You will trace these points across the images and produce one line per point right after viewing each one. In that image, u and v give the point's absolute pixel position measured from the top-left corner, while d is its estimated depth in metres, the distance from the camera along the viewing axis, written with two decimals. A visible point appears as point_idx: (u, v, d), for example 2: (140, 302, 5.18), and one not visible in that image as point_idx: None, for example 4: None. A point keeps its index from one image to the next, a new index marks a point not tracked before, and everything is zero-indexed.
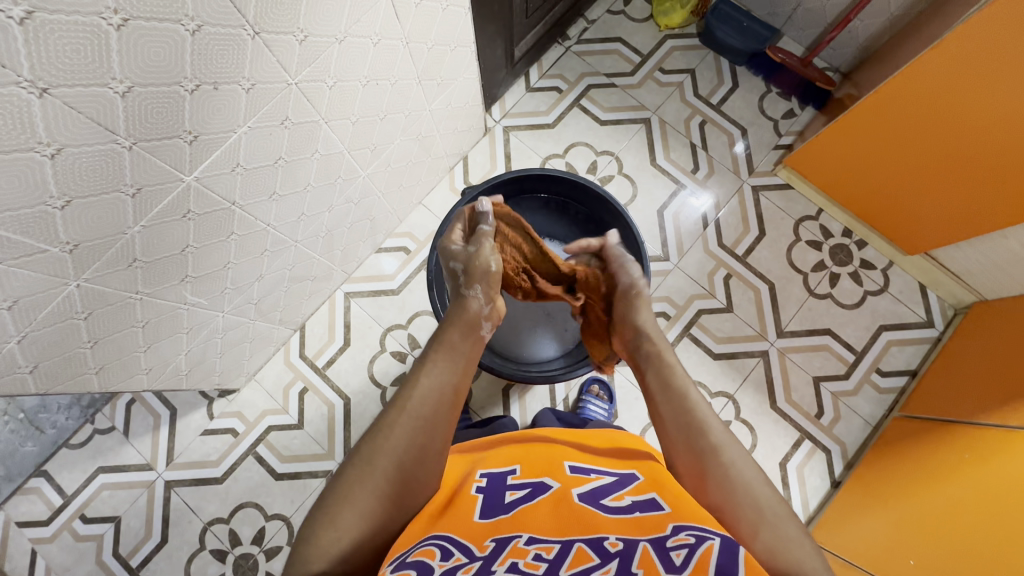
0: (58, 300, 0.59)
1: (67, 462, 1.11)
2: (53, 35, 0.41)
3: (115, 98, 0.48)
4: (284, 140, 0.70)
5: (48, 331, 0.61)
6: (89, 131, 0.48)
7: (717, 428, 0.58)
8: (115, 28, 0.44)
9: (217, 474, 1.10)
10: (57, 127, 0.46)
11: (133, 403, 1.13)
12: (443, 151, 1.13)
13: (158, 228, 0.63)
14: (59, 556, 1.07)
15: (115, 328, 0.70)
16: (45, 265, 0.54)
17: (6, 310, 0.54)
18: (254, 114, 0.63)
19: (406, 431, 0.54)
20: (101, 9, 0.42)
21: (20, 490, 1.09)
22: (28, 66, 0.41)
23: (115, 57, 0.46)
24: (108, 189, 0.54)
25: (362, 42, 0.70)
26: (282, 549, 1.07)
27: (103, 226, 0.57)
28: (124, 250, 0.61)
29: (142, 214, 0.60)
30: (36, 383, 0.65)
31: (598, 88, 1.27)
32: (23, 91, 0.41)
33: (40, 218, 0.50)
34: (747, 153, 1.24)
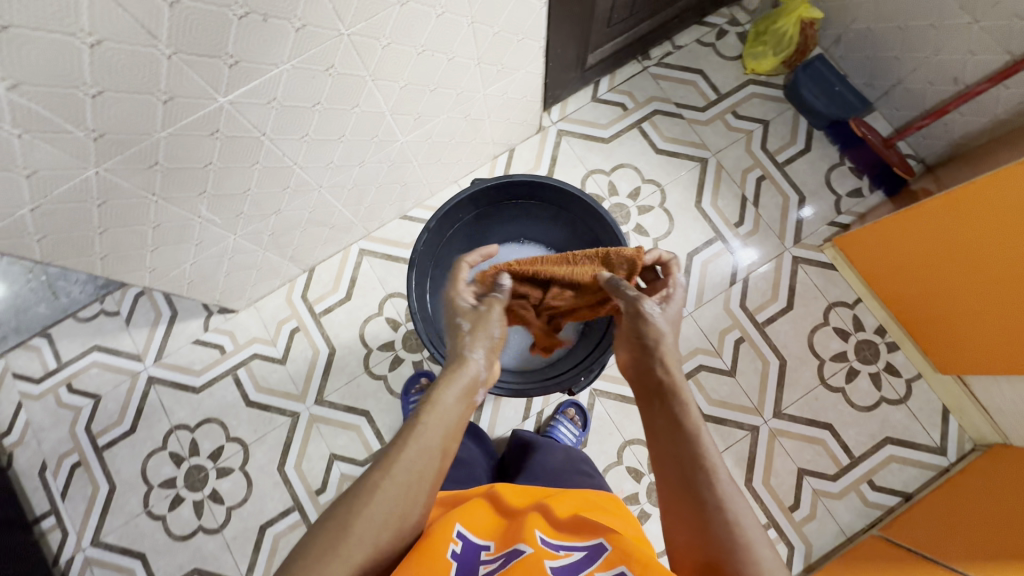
0: (76, 181, 0.62)
1: (70, 332, 1.17)
2: None
3: (161, 6, 0.49)
4: (326, 86, 0.71)
5: (61, 208, 0.64)
6: (132, 32, 0.50)
7: (726, 480, 0.52)
8: None
9: (195, 384, 1.14)
10: (100, 20, 0.47)
11: (142, 295, 1.19)
12: (490, 137, 1.13)
13: (184, 139, 0.65)
14: (39, 415, 1.13)
15: (126, 222, 0.73)
16: (67, 145, 0.57)
17: (26, 178, 0.57)
18: (301, 52, 0.63)
19: (386, 502, 0.53)
20: None
21: (25, 345, 1.17)
22: None
23: None
24: (141, 90, 0.56)
25: (425, 10, 0.69)
26: (233, 471, 1.10)
27: (130, 124, 0.59)
28: (147, 151, 0.63)
29: (170, 121, 0.61)
30: (43, 253, 0.69)
31: (664, 115, 1.23)
32: None
33: (70, 101, 0.52)
34: (798, 221, 1.18)
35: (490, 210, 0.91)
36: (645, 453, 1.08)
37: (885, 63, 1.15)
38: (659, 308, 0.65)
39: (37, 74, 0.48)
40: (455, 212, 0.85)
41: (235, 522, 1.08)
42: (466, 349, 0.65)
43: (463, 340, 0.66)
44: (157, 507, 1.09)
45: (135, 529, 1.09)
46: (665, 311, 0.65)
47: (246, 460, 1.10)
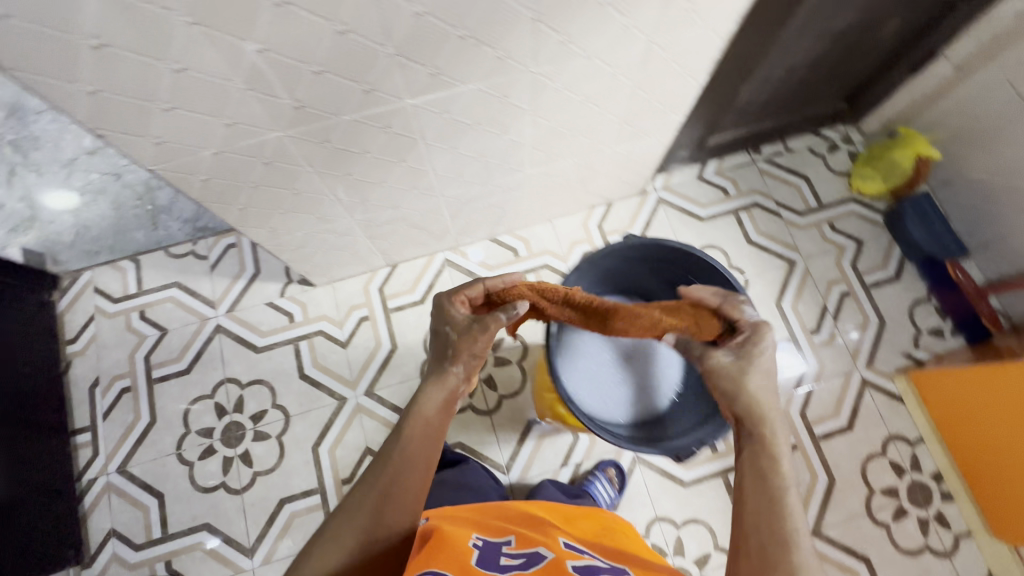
0: (261, 139, 0.67)
1: (159, 263, 1.23)
2: None
3: (404, 17, 0.54)
4: (493, 107, 0.75)
5: (236, 158, 0.69)
6: (373, 32, 0.55)
7: (805, 549, 0.50)
8: None
9: (257, 343, 1.17)
10: (354, 15, 0.53)
11: (231, 247, 1.24)
12: (597, 189, 1.17)
13: (360, 126, 0.70)
14: (106, 332, 1.18)
15: (275, 184, 0.78)
16: (270, 107, 0.62)
17: (226, 126, 0.62)
18: (485, 76, 0.67)
19: (373, 510, 0.61)
20: None
21: (114, 264, 1.23)
22: None
23: None
24: (351, 78, 0.61)
25: (602, 68, 0.74)
26: (269, 438, 1.11)
27: (326, 103, 0.64)
28: (327, 129, 0.68)
29: (358, 108, 0.66)
30: (198, 192, 0.74)
31: (762, 210, 1.26)
32: None
33: (294, 73, 0.58)
34: (873, 345, 1.18)
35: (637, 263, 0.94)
36: (674, 534, 1.06)
37: (992, 216, 1.16)
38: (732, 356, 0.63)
39: (285, 43, 0.53)
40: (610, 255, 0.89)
41: (258, 488, 1.08)
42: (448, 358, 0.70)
43: (444, 351, 0.70)
44: (188, 453, 1.10)
45: (161, 468, 1.10)
46: (741, 358, 0.62)
47: (285, 430, 1.11)
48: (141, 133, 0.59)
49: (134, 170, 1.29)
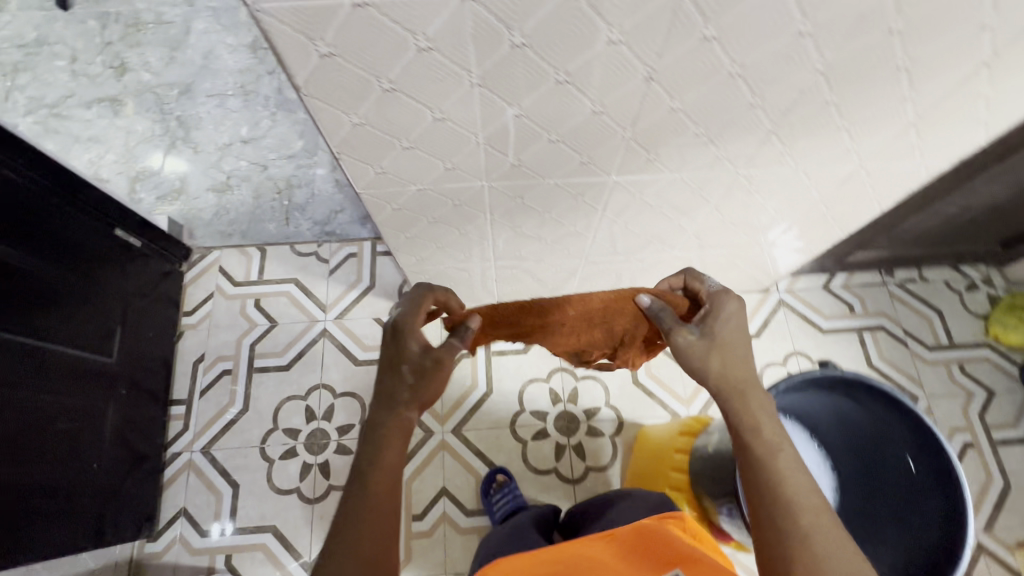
0: (466, 185, 0.69)
1: (282, 257, 1.27)
2: (695, 57, 0.48)
3: (659, 109, 0.55)
4: (685, 192, 0.75)
5: (434, 196, 0.71)
6: (623, 118, 0.57)
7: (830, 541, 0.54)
8: (724, 74, 0.51)
9: (358, 357, 1.18)
10: (616, 103, 0.54)
11: (352, 257, 1.26)
12: (723, 279, 1.16)
13: (557, 189, 0.71)
14: (221, 312, 1.22)
15: (451, 222, 0.80)
16: (492, 161, 0.63)
17: (445, 170, 0.65)
18: (695, 167, 0.68)
19: (351, 555, 0.58)
20: (727, 66, 0.50)
21: (241, 249, 1.28)
22: (657, 63, 0.49)
23: (694, 90, 0.53)
24: (578, 150, 0.62)
25: (800, 180, 0.73)
26: (351, 454, 1.11)
27: (542, 165, 0.65)
28: (527, 186, 0.70)
29: (568, 175, 0.67)
30: (384, 217, 0.76)
31: (887, 334, 1.21)
32: (638, 71, 0.50)
33: (534, 138, 0.59)
34: (994, 508, 1.08)
35: (844, 394, 0.80)
36: None
37: None
38: (695, 334, 0.65)
39: (541, 112, 0.55)
40: (829, 380, 0.74)
41: (331, 502, 1.07)
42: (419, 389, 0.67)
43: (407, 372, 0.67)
44: (270, 449, 1.11)
45: (242, 458, 1.11)
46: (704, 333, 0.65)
47: None
48: (373, 163, 0.62)
49: (280, 165, 1.35)
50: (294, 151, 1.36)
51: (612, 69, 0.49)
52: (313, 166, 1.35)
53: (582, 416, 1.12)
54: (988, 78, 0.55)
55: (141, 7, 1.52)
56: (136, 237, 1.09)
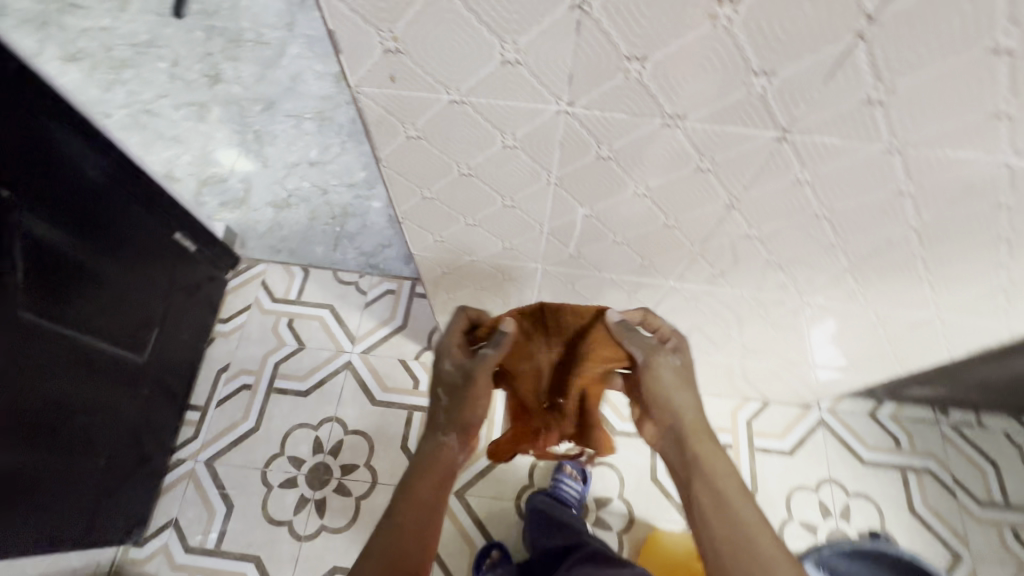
0: (519, 264, 0.68)
1: (323, 281, 1.28)
2: (783, 194, 0.47)
3: (734, 232, 0.54)
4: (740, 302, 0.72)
5: (486, 267, 0.71)
6: (694, 235, 0.55)
7: None
8: (811, 213, 0.49)
9: (376, 396, 1.16)
10: (690, 221, 0.53)
11: (390, 293, 1.26)
12: (761, 387, 1.10)
13: (610, 282, 0.70)
14: (254, 326, 1.23)
15: (498, 291, 0.79)
16: (552, 249, 0.63)
17: (502, 248, 0.64)
18: (756, 283, 0.65)
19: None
20: (815, 207, 0.48)
21: (286, 267, 1.30)
22: (742, 194, 0.48)
23: (775, 222, 0.51)
24: (641, 254, 0.61)
25: (867, 316, 0.69)
26: (349, 497, 1.07)
27: (602, 261, 0.64)
28: (581, 275, 0.69)
29: (623, 271, 0.66)
30: (433, 276, 0.76)
31: (934, 480, 1.12)
32: (720, 198, 0.48)
33: (598, 237, 0.58)
34: None
35: None
36: None
37: None
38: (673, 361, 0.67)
39: (611, 217, 0.54)
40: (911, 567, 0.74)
41: (319, 544, 1.04)
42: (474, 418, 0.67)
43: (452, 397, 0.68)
44: (272, 474, 1.09)
45: (242, 478, 1.09)
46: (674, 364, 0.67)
47: (366, 497, 1.07)
48: (433, 231, 0.63)
49: (340, 193, 1.39)
50: (356, 181, 1.40)
51: (695, 192, 0.48)
52: (370, 198, 1.38)
53: (592, 505, 1.07)
54: None
55: (246, 26, 1.63)
56: (192, 241, 1.13)
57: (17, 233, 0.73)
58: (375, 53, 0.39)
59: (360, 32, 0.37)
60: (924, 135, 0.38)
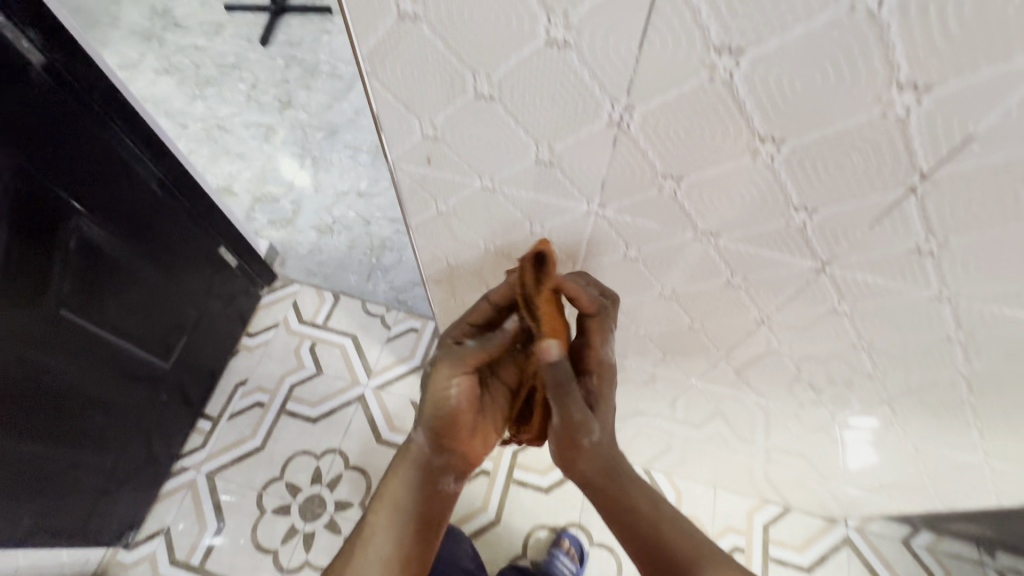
0: None
1: (350, 310, 1.30)
2: (819, 322, 0.44)
3: (762, 346, 0.52)
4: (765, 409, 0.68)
5: None
6: (720, 343, 0.54)
7: None
8: (847, 345, 0.46)
9: (382, 434, 1.15)
10: (717, 329, 0.51)
11: (413, 332, 1.27)
12: (783, 491, 1.03)
13: (630, 365, 0.68)
14: (278, 344, 1.25)
15: None
16: None
17: None
18: (782, 393, 0.61)
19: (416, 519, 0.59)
20: (851, 340, 0.45)
21: (318, 290, 1.33)
22: (773, 315, 0.46)
23: (808, 346, 0.49)
24: (663, 348, 0.59)
25: (905, 447, 0.64)
26: (337, 535, 1.05)
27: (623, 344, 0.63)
28: None
29: (642, 357, 0.64)
30: None
31: None
32: (751, 316, 0.47)
33: (621, 325, 0.58)
34: None
35: None
36: None
37: None
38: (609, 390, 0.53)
39: (633, 310, 0.53)
40: None
41: None
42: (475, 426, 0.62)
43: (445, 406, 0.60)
44: (268, 497, 1.09)
45: (238, 497, 1.09)
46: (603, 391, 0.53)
47: None
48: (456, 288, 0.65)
49: (381, 225, 1.42)
50: (398, 216, 1.44)
51: (725, 304, 0.47)
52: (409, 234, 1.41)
53: None
54: None
55: (323, 58, 1.73)
56: (234, 257, 1.17)
57: (73, 235, 0.79)
58: (416, 137, 0.40)
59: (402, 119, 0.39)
60: (980, 290, 0.35)
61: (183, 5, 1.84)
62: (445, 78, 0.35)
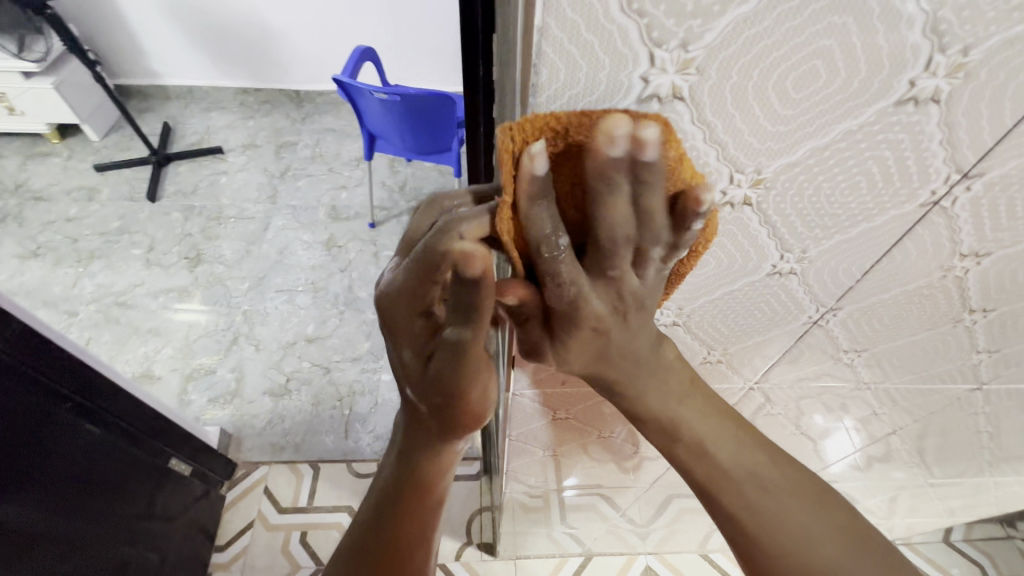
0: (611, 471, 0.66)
1: (336, 479, 1.10)
2: (948, 422, 0.45)
3: (869, 445, 0.53)
4: (859, 482, 0.67)
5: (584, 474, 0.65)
6: (830, 449, 0.54)
7: None
8: (969, 431, 0.48)
9: None
10: (830, 443, 0.52)
11: None
12: None
13: None
14: (258, 550, 1.02)
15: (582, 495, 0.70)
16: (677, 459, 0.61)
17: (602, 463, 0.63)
18: (895, 468, 0.60)
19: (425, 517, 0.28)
20: (976, 428, 0.47)
21: (292, 465, 1.11)
22: (899, 428, 0.47)
23: (920, 439, 0.50)
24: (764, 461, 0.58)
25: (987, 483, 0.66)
26: None
27: None
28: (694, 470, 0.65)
29: None
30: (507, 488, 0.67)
31: None
32: (873, 432, 0.47)
33: None
34: None
35: None
36: None
37: None
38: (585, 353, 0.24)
39: None
40: None
41: None
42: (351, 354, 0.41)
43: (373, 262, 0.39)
44: None
45: None
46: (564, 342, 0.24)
47: None
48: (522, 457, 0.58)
49: (344, 369, 1.25)
50: (361, 354, 1.27)
51: (853, 427, 0.47)
52: (378, 370, 1.25)
53: None
54: None
55: (226, 202, 1.54)
56: (188, 465, 0.93)
57: None
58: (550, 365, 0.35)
59: None
60: None
61: (40, 178, 1.60)
62: None
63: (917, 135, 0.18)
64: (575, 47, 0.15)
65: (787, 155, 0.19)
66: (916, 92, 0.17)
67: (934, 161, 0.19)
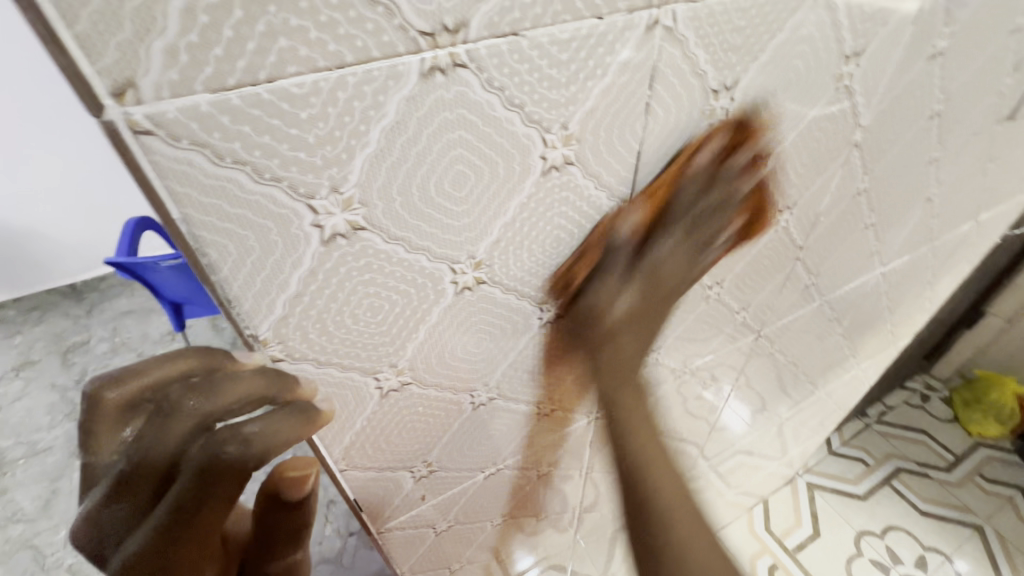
0: (542, 547, 0.62)
1: None
2: (759, 367, 0.53)
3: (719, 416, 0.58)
4: (747, 437, 0.74)
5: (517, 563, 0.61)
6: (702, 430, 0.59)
7: None
8: (779, 365, 0.57)
9: None
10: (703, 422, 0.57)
11: None
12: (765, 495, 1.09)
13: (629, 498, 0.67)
14: None
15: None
16: (591, 506, 0.60)
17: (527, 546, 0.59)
18: (759, 413, 0.67)
19: None
20: (781, 360, 0.56)
21: None
22: (730, 388, 0.53)
23: (753, 389, 0.58)
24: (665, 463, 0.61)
25: (818, 394, 0.78)
26: None
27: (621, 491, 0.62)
28: (612, 506, 0.65)
29: None
30: None
31: (910, 473, 1.05)
32: (716, 401, 0.54)
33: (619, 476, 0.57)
34: None
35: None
36: None
37: None
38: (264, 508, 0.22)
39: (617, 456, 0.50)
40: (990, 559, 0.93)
41: None
42: (176, 451, 0.17)
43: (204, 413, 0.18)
44: None
45: None
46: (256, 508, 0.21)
47: None
48: None
49: None
50: None
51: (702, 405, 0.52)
52: None
53: None
54: (932, 280, 0.67)
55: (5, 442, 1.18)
56: None
57: None
58: (406, 485, 0.31)
59: (394, 480, 0.30)
60: (837, 282, 0.47)
61: None
62: (433, 415, 0.28)
63: (576, 189, 0.22)
64: (230, 222, 0.16)
65: (487, 236, 0.22)
66: (550, 162, 0.21)
67: (603, 199, 0.24)
